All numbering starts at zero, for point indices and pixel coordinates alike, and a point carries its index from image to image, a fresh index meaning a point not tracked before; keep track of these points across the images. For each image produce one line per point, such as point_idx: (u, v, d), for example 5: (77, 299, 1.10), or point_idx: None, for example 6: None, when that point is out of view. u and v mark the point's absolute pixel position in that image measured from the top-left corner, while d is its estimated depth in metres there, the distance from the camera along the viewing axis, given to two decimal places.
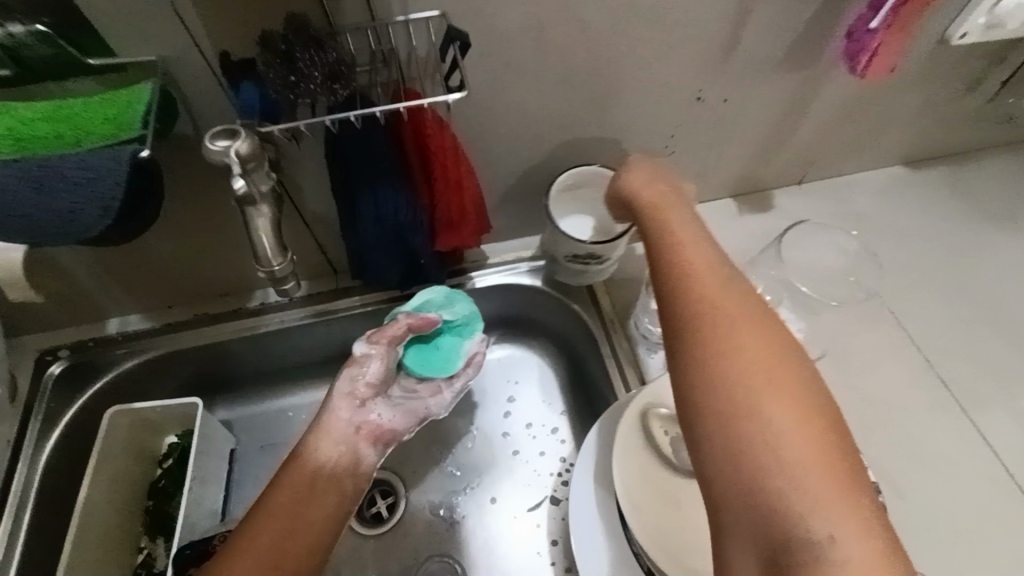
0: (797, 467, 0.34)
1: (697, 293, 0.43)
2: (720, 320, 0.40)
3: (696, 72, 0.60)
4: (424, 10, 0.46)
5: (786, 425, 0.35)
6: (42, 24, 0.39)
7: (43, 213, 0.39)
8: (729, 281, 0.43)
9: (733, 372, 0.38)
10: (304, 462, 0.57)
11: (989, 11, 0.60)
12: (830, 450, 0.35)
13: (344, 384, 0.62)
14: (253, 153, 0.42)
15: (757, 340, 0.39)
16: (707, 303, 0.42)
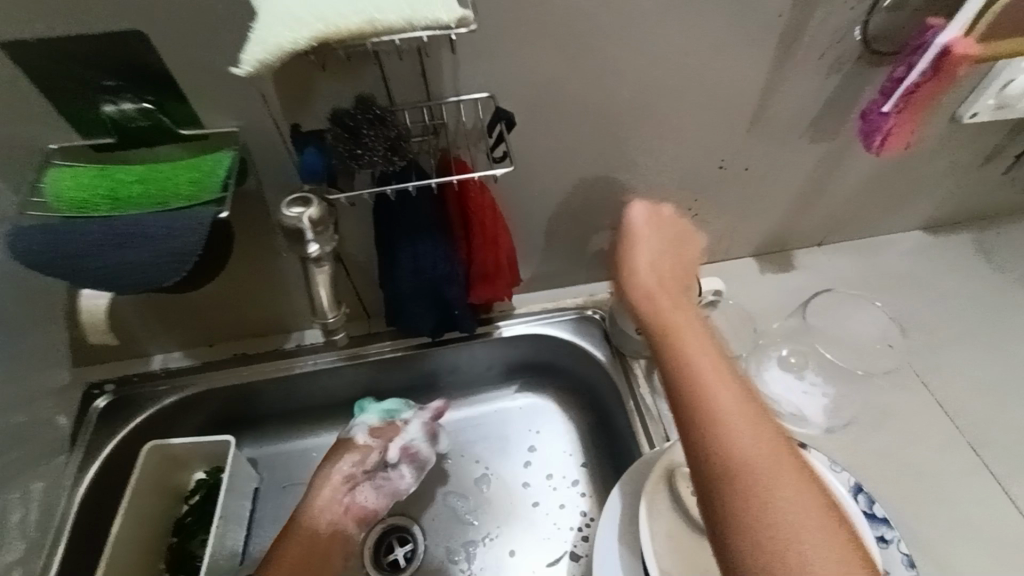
0: (795, 531, 0.36)
1: (679, 358, 0.46)
2: (737, 428, 0.41)
3: (719, 143, 0.64)
4: (474, 92, 0.52)
5: (802, 518, 0.37)
6: (147, 101, 0.45)
7: (125, 266, 0.42)
8: (710, 347, 0.46)
9: (720, 437, 0.40)
10: (309, 522, 0.66)
11: (995, 95, 0.65)
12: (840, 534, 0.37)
13: (344, 463, 0.70)
14: (323, 218, 0.46)
15: (738, 407, 0.42)
16: (691, 370, 0.44)
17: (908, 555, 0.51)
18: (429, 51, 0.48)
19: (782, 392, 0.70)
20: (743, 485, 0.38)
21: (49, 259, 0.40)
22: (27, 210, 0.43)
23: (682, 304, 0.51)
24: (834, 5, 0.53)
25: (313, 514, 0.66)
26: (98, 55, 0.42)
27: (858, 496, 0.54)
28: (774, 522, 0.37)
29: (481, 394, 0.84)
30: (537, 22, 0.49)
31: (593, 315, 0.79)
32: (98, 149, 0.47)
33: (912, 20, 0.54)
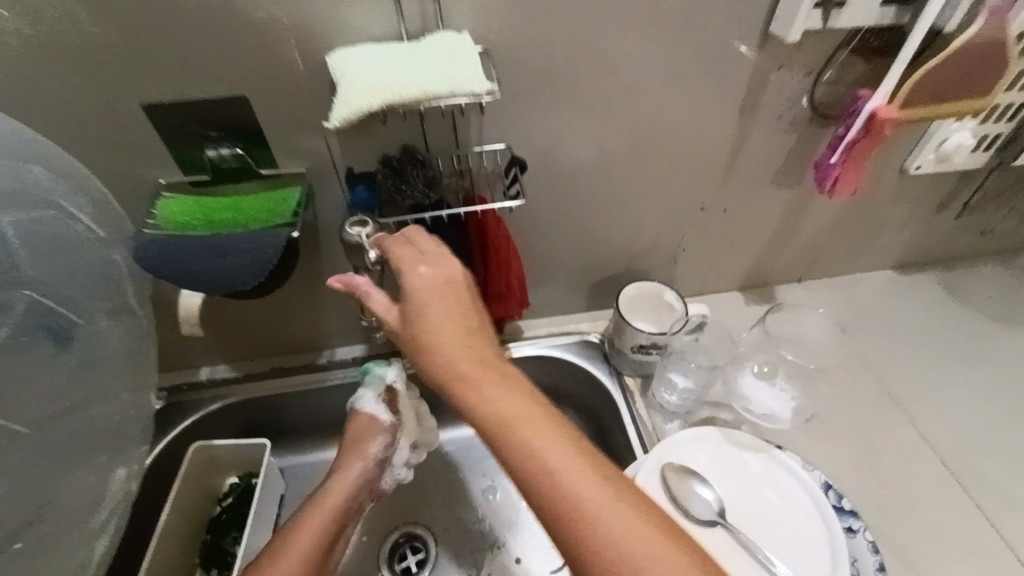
0: (630, 552, 0.38)
1: (481, 401, 0.44)
2: (550, 474, 0.40)
3: (699, 188, 0.76)
4: (493, 143, 0.64)
5: (631, 536, 0.38)
6: (239, 147, 0.60)
7: (218, 272, 0.53)
8: (495, 375, 0.45)
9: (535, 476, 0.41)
10: (338, 496, 0.68)
11: (935, 151, 0.76)
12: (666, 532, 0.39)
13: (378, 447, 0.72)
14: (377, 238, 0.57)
15: (539, 434, 0.42)
16: (492, 414, 0.44)
17: (873, 543, 0.58)
18: (462, 113, 0.61)
19: (753, 394, 0.77)
20: (578, 528, 0.39)
21: (163, 267, 0.53)
22: (143, 230, 0.56)
23: (432, 322, 0.48)
24: (785, 79, 0.65)
25: (342, 488, 0.69)
26: (211, 115, 0.57)
27: (828, 491, 0.61)
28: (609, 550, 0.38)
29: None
30: (545, 91, 0.62)
31: (595, 339, 0.86)
32: (198, 184, 0.61)
33: (847, 90, 0.67)
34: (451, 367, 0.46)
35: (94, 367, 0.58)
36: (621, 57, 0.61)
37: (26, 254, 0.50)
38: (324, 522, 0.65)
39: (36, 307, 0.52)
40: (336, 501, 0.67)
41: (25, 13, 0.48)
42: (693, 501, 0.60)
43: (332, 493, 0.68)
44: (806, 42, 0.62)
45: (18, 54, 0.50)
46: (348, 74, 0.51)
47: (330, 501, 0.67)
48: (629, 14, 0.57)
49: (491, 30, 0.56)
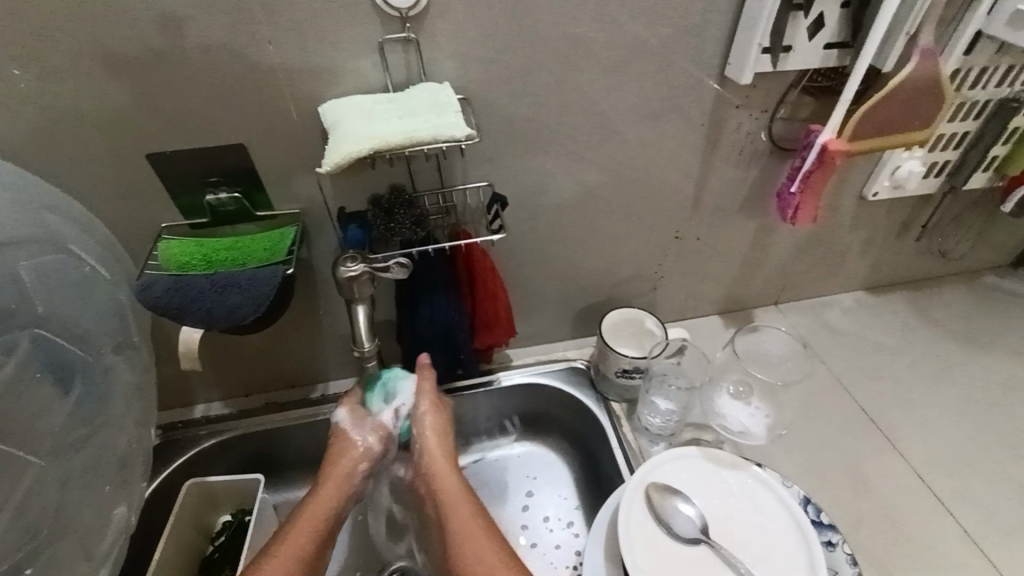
0: None
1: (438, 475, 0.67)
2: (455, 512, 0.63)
3: (673, 219, 0.80)
4: (476, 181, 0.69)
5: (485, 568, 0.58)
6: (237, 191, 0.64)
7: (216, 309, 0.56)
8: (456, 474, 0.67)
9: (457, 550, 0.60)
10: (324, 502, 0.66)
11: (889, 178, 0.82)
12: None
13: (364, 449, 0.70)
14: (370, 272, 0.61)
15: (469, 520, 0.62)
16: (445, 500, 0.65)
17: (850, 555, 0.63)
18: (446, 155, 0.65)
19: (729, 412, 0.78)
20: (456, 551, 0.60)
21: (170, 305, 0.55)
22: (145, 270, 0.59)
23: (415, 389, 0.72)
24: (743, 116, 0.71)
25: (328, 495, 0.66)
26: (212, 163, 0.61)
27: (808, 506, 0.66)
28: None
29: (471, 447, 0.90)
30: (522, 133, 0.67)
31: (581, 365, 0.88)
32: (197, 227, 0.65)
33: (801, 126, 0.73)
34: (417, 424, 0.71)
35: (103, 399, 0.57)
36: (591, 102, 0.66)
37: (40, 296, 0.52)
38: (312, 529, 0.63)
39: (47, 345, 0.52)
40: (322, 508, 0.65)
41: (42, 72, 0.52)
42: (676, 518, 0.62)
43: (317, 500, 0.65)
44: (760, 83, 0.68)
45: (34, 109, 0.54)
46: (340, 123, 0.55)
47: (317, 508, 0.65)
48: (596, 63, 0.63)
49: (472, 81, 0.61)
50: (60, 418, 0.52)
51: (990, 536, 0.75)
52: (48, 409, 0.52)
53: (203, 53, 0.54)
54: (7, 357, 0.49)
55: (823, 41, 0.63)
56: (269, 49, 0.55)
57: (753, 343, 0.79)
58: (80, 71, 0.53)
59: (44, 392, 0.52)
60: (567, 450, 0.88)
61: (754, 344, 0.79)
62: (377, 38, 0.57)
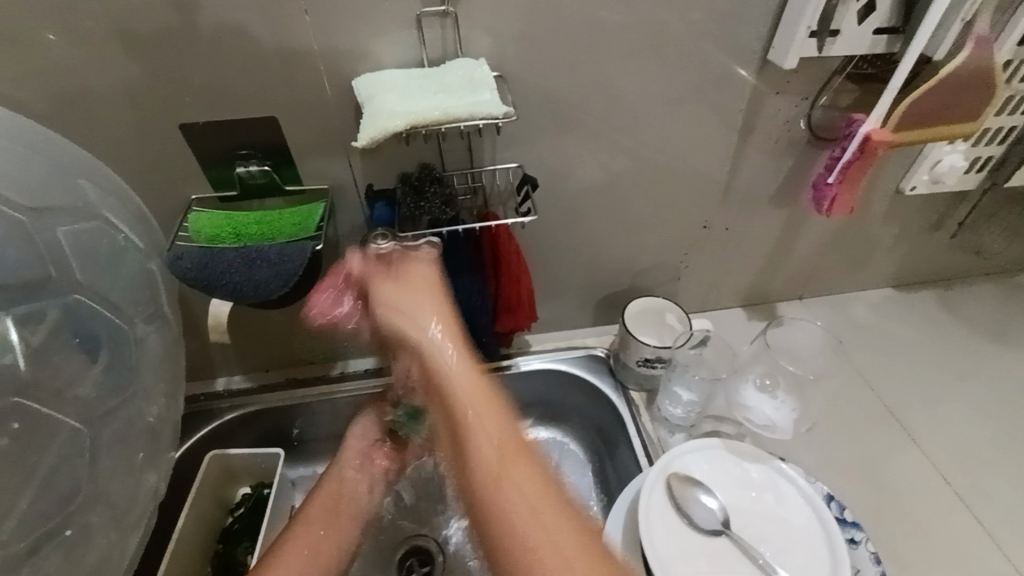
0: (528, 518, 0.46)
1: (462, 396, 0.54)
2: (475, 414, 0.52)
3: (702, 207, 0.78)
4: (506, 163, 0.68)
5: (522, 480, 0.48)
6: (266, 165, 0.63)
7: (245, 283, 0.56)
8: (500, 415, 0.53)
9: (490, 477, 0.49)
10: (330, 481, 0.72)
11: (928, 172, 0.79)
12: (543, 489, 0.48)
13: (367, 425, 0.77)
14: None
15: (490, 429, 0.51)
16: (478, 450, 0.50)
17: (874, 553, 0.62)
18: (477, 135, 0.65)
19: (755, 404, 0.78)
20: (482, 478, 0.49)
21: (199, 279, 0.55)
22: (176, 242, 0.59)
23: (404, 288, 0.61)
24: (782, 103, 0.69)
25: (340, 474, 0.73)
26: (243, 137, 0.61)
27: (832, 502, 0.65)
28: (536, 555, 0.44)
29: None
30: (554, 115, 0.65)
31: (601, 353, 0.87)
32: (226, 201, 0.65)
33: (841, 114, 0.71)
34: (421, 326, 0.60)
35: (133, 370, 0.56)
36: (626, 85, 0.64)
37: (76, 265, 0.51)
38: (324, 501, 0.69)
39: (77, 313, 0.51)
40: (326, 499, 0.69)
41: (79, 39, 0.52)
42: (697, 510, 0.61)
43: (324, 482, 0.71)
44: (801, 70, 0.66)
45: (67, 76, 0.54)
46: (374, 97, 0.54)
47: (325, 492, 0.70)
48: (633, 45, 0.61)
49: (507, 59, 0.60)
50: (89, 384, 0.52)
51: (1014, 537, 0.74)
52: (77, 375, 0.51)
53: (237, 25, 0.53)
54: (39, 323, 0.49)
55: (873, 26, 0.60)
56: (304, 20, 0.54)
57: (783, 333, 0.79)
58: (115, 39, 0.53)
59: (72, 361, 0.51)
60: (584, 436, 0.88)
61: (782, 335, 0.79)
62: (413, 11, 0.55)
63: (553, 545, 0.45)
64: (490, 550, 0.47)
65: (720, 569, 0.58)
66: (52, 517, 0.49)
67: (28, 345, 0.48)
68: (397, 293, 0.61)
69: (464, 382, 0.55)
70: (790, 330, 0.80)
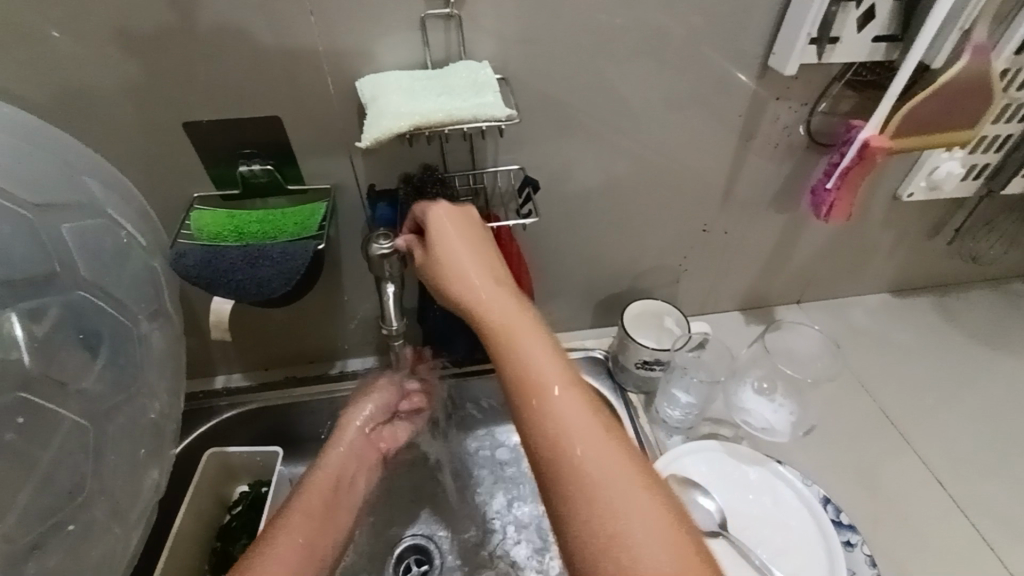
0: (584, 453, 0.40)
1: (506, 334, 0.48)
2: (516, 354, 0.47)
3: (702, 211, 0.79)
4: (507, 164, 0.68)
5: (570, 405, 0.43)
6: (270, 164, 0.64)
7: (248, 281, 0.56)
8: (544, 347, 0.47)
9: (537, 407, 0.43)
10: (331, 466, 0.71)
11: (925, 178, 0.80)
12: (602, 420, 0.42)
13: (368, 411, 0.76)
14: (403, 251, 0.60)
15: (539, 363, 0.46)
16: (522, 365, 0.46)
17: (870, 555, 0.63)
18: (480, 136, 0.65)
19: (753, 408, 0.78)
20: (528, 410, 0.43)
21: (202, 276, 0.56)
22: (179, 240, 0.59)
23: (443, 242, 0.55)
24: (782, 109, 0.69)
25: (337, 458, 0.72)
26: (247, 136, 0.61)
27: (828, 505, 0.65)
28: (585, 480, 0.39)
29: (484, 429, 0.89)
30: (556, 118, 0.66)
31: (600, 354, 0.88)
32: (229, 199, 0.65)
33: (840, 120, 0.71)
34: (456, 275, 0.53)
35: (136, 366, 0.56)
36: (628, 89, 0.65)
37: (80, 261, 0.51)
38: (322, 487, 0.68)
39: (79, 308, 0.51)
40: (324, 484, 0.69)
41: (85, 38, 0.52)
42: (695, 511, 0.62)
43: (325, 467, 0.70)
44: (801, 76, 0.66)
45: (72, 74, 0.54)
46: (378, 98, 0.55)
47: (323, 476, 0.69)
48: (636, 50, 0.62)
49: (511, 61, 0.60)
50: (92, 377, 0.52)
51: (1008, 542, 0.75)
52: (80, 371, 0.51)
53: (242, 25, 0.54)
54: (43, 317, 0.49)
55: (872, 34, 0.61)
56: (309, 21, 0.55)
57: (782, 337, 0.80)
58: (121, 38, 0.53)
59: (76, 357, 0.51)
60: None
61: (781, 339, 0.79)
62: (417, 14, 0.56)
63: (613, 479, 0.38)
64: (537, 474, 0.42)
65: None
66: (57, 512, 0.49)
67: (32, 336, 0.48)
68: (450, 229, 0.56)
69: (508, 318, 0.49)
70: (789, 333, 0.80)
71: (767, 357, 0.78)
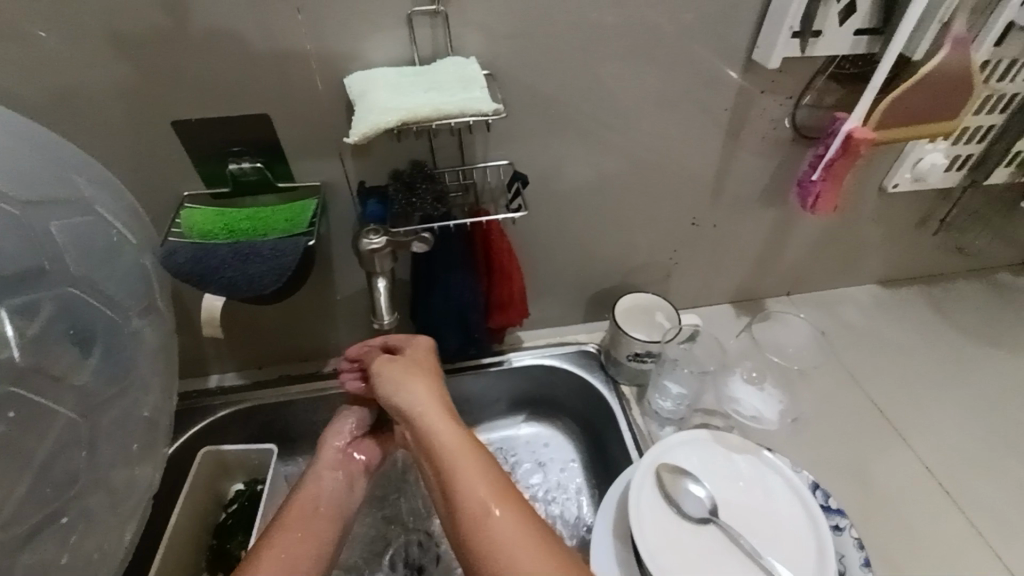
0: (508, 553, 0.49)
1: (452, 451, 0.57)
2: (453, 457, 0.56)
3: (690, 205, 0.80)
4: (496, 159, 0.69)
5: (502, 524, 0.51)
6: (260, 162, 0.64)
7: (238, 278, 0.57)
8: (484, 461, 0.56)
9: (475, 507, 0.52)
10: (309, 488, 0.67)
11: (910, 170, 0.81)
12: (527, 527, 0.51)
13: (336, 433, 0.73)
14: (392, 247, 0.62)
15: (475, 473, 0.54)
16: (464, 483, 0.54)
17: (858, 540, 0.64)
18: (469, 131, 0.65)
19: (743, 397, 0.79)
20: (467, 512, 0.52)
21: (192, 273, 0.56)
22: (169, 237, 0.60)
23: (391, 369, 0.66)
24: (769, 102, 0.70)
25: (315, 481, 0.68)
26: (236, 133, 0.61)
27: (817, 491, 0.68)
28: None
29: (482, 426, 0.90)
30: (545, 114, 0.66)
31: (592, 349, 0.88)
32: (219, 197, 0.65)
33: (825, 113, 0.72)
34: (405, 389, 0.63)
35: (128, 363, 0.56)
36: (616, 84, 0.65)
37: (71, 257, 0.51)
38: (299, 515, 0.63)
39: (71, 304, 0.51)
40: (297, 515, 0.63)
41: (72, 36, 0.52)
42: (687, 499, 0.62)
43: (303, 490, 0.66)
44: (787, 69, 0.67)
45: (59, 73, 0.54)
46: (367, 94, 0.55)
47: (298, 504, 0.65)
48: (623, 45, 0.62)
49: (499, 57, 0.61)
50: (86, 373, 0.51)
51: (993, 528, 0.76)
52: (74, 367, 0.50)
53: (229, 23, 0.54)
54: (36, 314, 0.48)
55: (855, 27, 0.62)
56: (298, 19, 0.55)
57: (768, 329, 0.84)
58: (108, 35, 0.53)
59: (68, 353, 0.50)
60: (575, 433, 0.89)
61: (768, 331, 0.83)
62: (406, 11, 0.56)
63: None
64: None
65: (709, 557, 0.59)
66: (47, 506, 0.49)
67: (25, 334, 0.47)
68: (401, 376, 0.65)
69: (451, 437, 0.58)
70: (780, 327, 0.83)
71: (755, 347, 0.82)
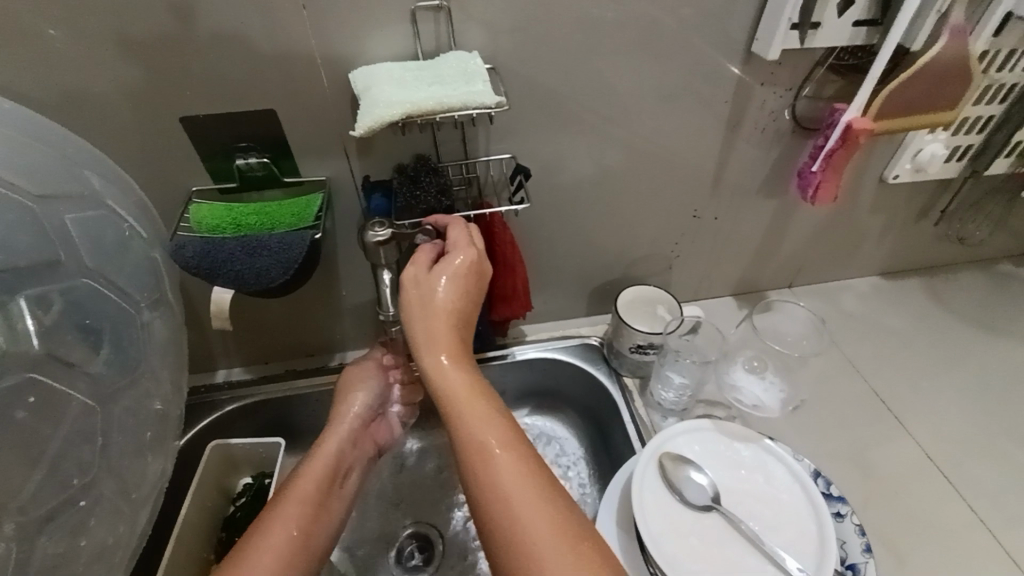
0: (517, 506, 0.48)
1: (463, 400, 0.55)
2: (464, 407, 0.55)
3: (691, 198, 0.80)
4: (499, 153, 0.70)
5: (511, 474, 0.50)
6: (266, 157, 0.65)
7: (247, 272, 0.58)
8: (491, 410, 0.55)
9: (484, 456, 0.51)
10: (325, 458, 0.69)
11: (910, 161, 0.82)
12: (537, 478, 0.51)
13: (359, 401, 0.74)
14: (396, 239, 0.62)
15: (486, 423, 0.54)
16: (473, 435, 0.53)
17: (859, 526, 0.65)
18: (472, 124, 0.66)
19: (744, 385, 0.80)
20: (479, 463, 0.51)
21: (201, 266, 0.57)
22: (178, 232, 0.61)
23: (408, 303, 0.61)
24: (767, 94, 0.71)
25: (331, 450, 0.70)
26: (241, 129, 0.62)
27: (818, 479, 0.68)
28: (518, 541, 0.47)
29: None
30: (546, 107, 0.67)
31: (595, 341, 0.89)
32: (226, 193, 0.66)
33: (825, 105, 0.73)
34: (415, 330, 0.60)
35: (140, 355, 0.58)
36: (616, 76, 0.66)
37: (85, 251, 0.53)
38: (313, 483, 0.65)
39: (84, 297, 0.52)
40: (310, 484, 0.65)
41: (80, 35, 0.53)
42: (689, 487, 0.63)
43: (318, 460, 0.68)
44: (785, 61, 0.68)
45: (69, 71, 0.55)
46: (371, 89, 0.56)
47: (313, 475, 0.66)
48: (623, 39, 0.63)
49: (501, 51, 0.61)
50: (100, 361, 0.53)
51: (994, 513, 0.77)
52: (87, 357, 0.52)
53: (234, 20, 0.55)
54: (49, 305, 0.49)
55: (853, 18, 0.62)
56: (301, 16, 0.55)
57: (766, 318, 0.83)
58: (117, 32, 0.54)
59: (81, 345, 0.51)
60: (579, 424, 0.89)
61: (767, 321, 0.82)
62: (408, 6, 0.57)
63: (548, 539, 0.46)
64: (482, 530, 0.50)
65: (710, 543, 0.60)
66: (62, 493, 0.50)
67: (42, 323, 0.48)
68: (417, 308, 0.60)
69: (460, 385, 0.56)
70: (776, 316, 0.83)
71: (756, 334, 0.80)
